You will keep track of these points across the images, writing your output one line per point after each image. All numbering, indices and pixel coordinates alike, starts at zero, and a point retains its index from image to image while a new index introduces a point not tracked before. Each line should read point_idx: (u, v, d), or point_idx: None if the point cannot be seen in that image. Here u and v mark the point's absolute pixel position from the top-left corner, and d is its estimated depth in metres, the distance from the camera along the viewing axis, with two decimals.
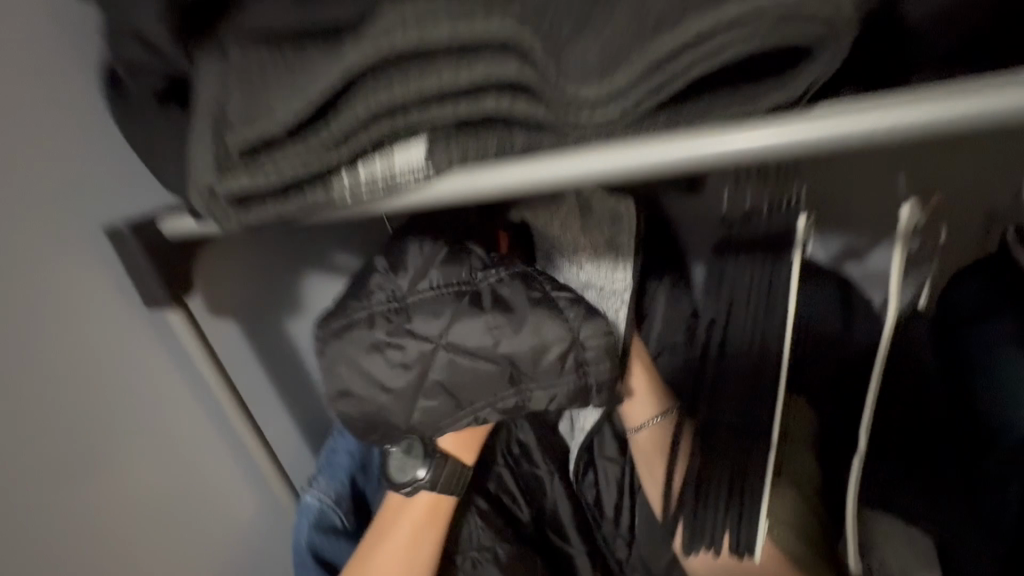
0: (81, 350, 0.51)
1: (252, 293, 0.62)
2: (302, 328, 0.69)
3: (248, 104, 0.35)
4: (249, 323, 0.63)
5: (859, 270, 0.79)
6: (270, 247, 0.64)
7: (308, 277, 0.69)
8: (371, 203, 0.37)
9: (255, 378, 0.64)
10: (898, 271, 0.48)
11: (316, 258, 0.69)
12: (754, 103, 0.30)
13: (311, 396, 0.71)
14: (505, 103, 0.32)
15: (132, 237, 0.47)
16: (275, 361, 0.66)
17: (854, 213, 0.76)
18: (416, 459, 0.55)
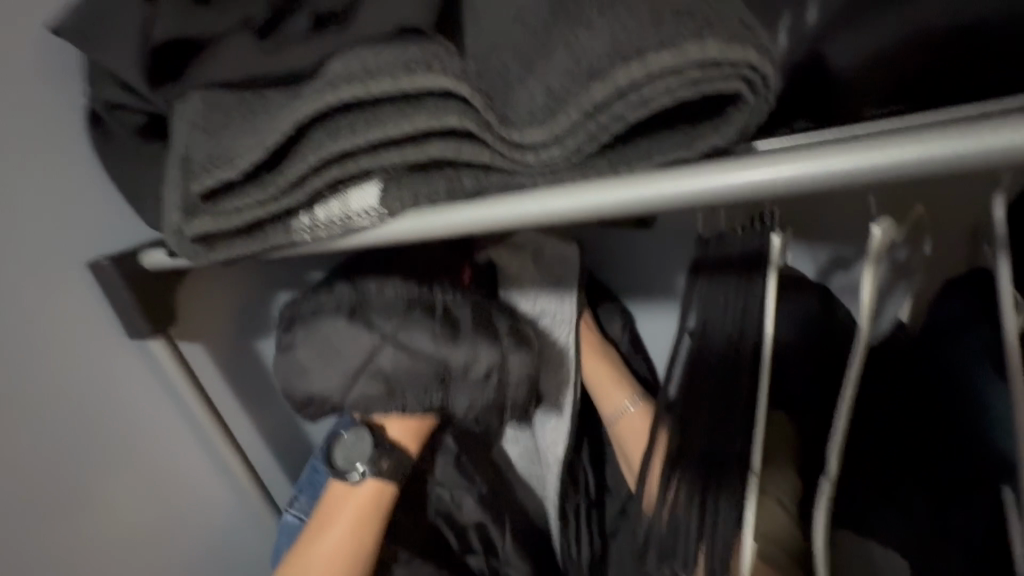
0: (67, 375, 0.53)
1: (231, 313, 0.65)
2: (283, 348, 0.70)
3: (211, 150, 0.37)
4: (224, 345, 0.64)
5: (843, 280, 0.79)
6: (246, 272, 0.65)
7: (284, 298, 0.69)
8: (331, 242, 0.39)
9: (235, 398, 0.66)
10: (869, 294, 0.49)
11: (298, 280, 0.70)
12: (689, 146, 0.31)
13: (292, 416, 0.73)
14: (450, 148, 0.33)
15: (115, 270, 0.49)
16: (257, 380, 0.68)
17: (836, 225, 0.76)
18: (364, 448, 0.57)
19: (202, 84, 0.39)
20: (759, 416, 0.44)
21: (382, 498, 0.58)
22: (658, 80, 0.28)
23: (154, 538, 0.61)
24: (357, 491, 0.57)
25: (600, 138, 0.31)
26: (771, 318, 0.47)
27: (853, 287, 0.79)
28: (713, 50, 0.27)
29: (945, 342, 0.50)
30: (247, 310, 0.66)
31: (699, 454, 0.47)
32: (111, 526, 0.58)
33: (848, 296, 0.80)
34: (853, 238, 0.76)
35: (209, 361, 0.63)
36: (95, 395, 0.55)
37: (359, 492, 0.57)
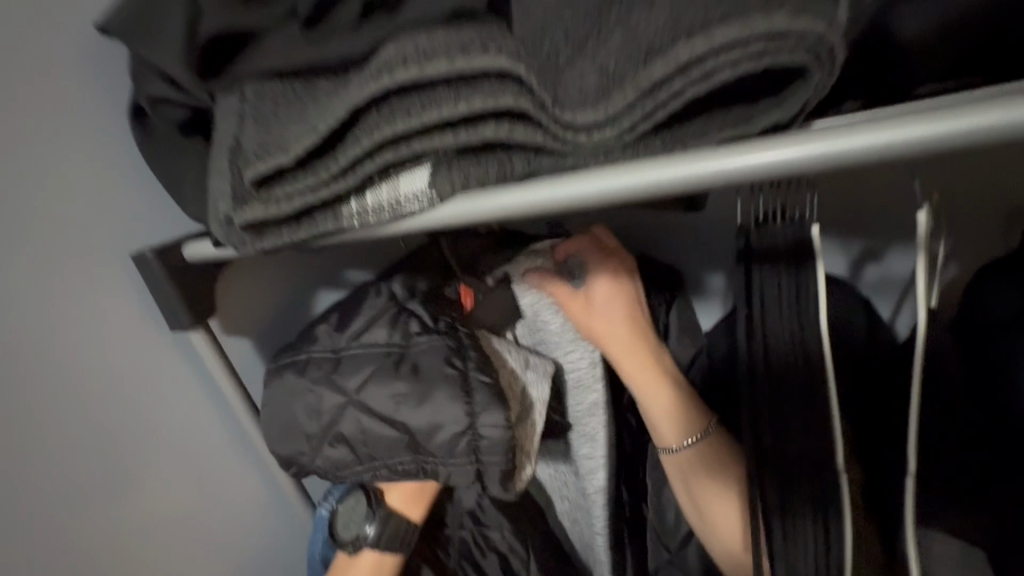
0: (110, 369, 0.54)
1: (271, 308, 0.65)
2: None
3: (263, 138, 0.37)
4: (263, 340, 0.65)
5: (875, 273, 0.78)
6: (285, 268, 0.66)
7: (320, 295, 0.71)
8: (379, 229, 0.39)
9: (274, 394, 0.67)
10: (923, 281, 0.49)
11: (330, 277, 0.71)
12: (749, 122, 0.30)
13: None
14: (503, 129, 0.33)
15: (158, 262, 0.50)
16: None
17: (868, 217, 0.75)
18: (360, 518, 0.61)
19: (249, 74, 0.40)
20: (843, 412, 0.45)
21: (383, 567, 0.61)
22: (721, 52, 0.28)
23: (193, 533, 0.62)
24: (356, 564, 0.60)
25: (657, 115, 0.31)
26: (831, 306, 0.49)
27: (886, 280, 0.77)
28: (780, 22, 0.26)
29: (997, 327, 0.49)
30: (284, 305, 0.67)
31: None
32: (152, 521, 0.58)
33: (881, 289, 0.78)
34: (887, 230, 0.75)
35: (246, 357, 0.63)
36: (136, 390, 0.56)
37: (358, 563, 0.60)
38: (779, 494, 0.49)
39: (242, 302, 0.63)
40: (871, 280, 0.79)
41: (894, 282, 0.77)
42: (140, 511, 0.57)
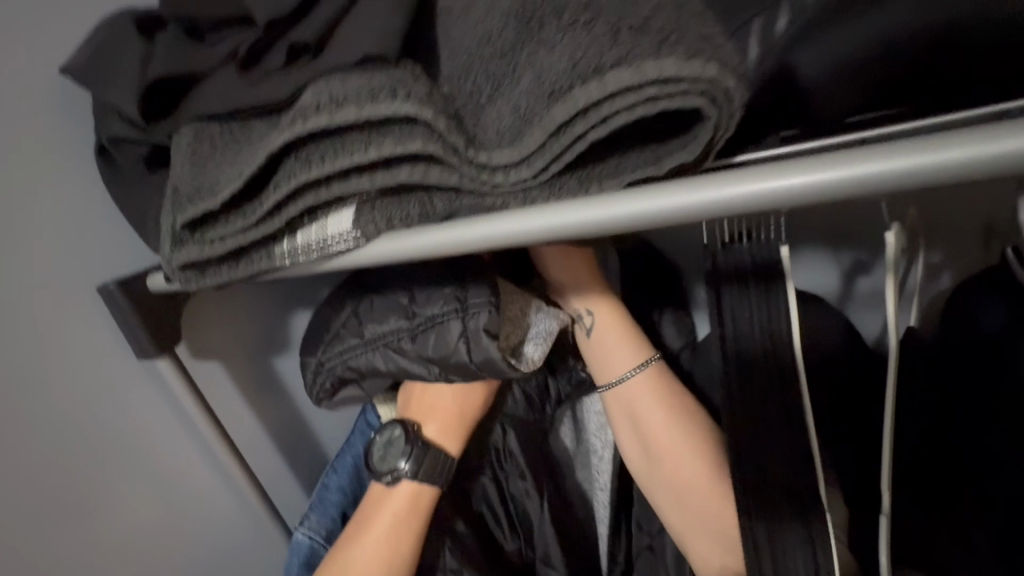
0: (81, 395, 0.55)
1: (239, 332, 0.67)
2: (290, 365, 0.72)
3: (197, 181, 0.38)
4: (236, 362, 0.66)
5: (866, 285, 0.76)
6: (257, 292, 0.67)
7: (296, 317, 0.72)
8: (313, 266, 0.39)
9: (245, 415, 0.68)
10: (892, 307, 0.48)
11: (307, 298, 0.73)
12: (658, 164, 0.30)
13: (300, 431, 0.75)
14: (418, 171, 0.33)
15: (123, 293, 0.52)
16: (268, 399, 0.70)
17: (857, 229, 0.73)
18: (401, 450, 0.58)
19: (190, 117, 0.41)
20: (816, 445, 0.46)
21: (416, 500, 0.56)
22: (616, 98, 0.28)
23: (163, 554, 0.63)
24: (391, 494, 0.57)
25: (565, 157, 0.31)
26: (797, 329, 0.49)
27: (878, 293, 0.75)
28: (668, 69, 0.26)
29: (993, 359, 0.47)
30: (261, 328, 0.69)
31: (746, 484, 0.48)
32: (125, 541, 0.60)
33: (874, 304, 0.76)
34: (877, 242, 0.73)
35: (219, 381, 0.65)
36: (107, 416, 0.57)
37: (394, 495, 0.57)
38: (755, 507, 0.48)
39: (217, 326, 0.64)
40: (864, 294, 0.76)
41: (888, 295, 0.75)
42: (112, 532, 0.59)
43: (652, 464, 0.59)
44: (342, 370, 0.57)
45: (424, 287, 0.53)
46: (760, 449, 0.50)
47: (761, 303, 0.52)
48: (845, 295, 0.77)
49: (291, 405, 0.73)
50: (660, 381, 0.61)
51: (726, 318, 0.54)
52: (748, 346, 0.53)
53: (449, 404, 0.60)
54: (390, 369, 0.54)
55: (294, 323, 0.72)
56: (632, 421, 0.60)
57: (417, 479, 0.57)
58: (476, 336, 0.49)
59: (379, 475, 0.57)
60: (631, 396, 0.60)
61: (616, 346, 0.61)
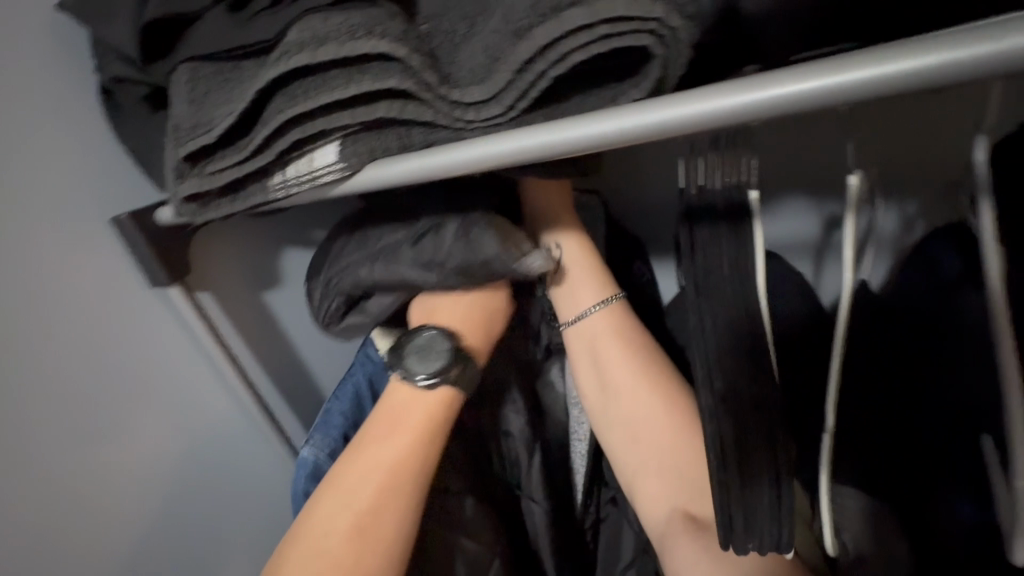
0: (102, 320, 0.61)
1: (232, 267, 0.71)
2: (283, 298, 0.78)
3: (194, 118, 0.41)
4: (230, 296, 0.71)
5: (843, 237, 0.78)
6: (246, 229, 0.71)
7: (286, 254, 0.77)
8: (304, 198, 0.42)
9: (243, 348, 0.72)
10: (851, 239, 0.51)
11: (300, 238, 0.78)
12: (615, 99, 0.33)
13: (295, 362, 0.81)
14: (396, 108, 0.36)
15: (134, 226, 0.56)
16: (264, 330, 0.76)
17: (836, 178, 0.75)
18: (437, 354, 0.60)
19: (183, 56, 0.43)
20: (762, 342, 0.51)
21: (442, 410, 0.59)
22: (573, 35, 0.30)
23: (182, 465, 0.70)
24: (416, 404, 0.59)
25: (531, 93, 0.33)
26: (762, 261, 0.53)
27: None
28: (620, 8, 0.29)
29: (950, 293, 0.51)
30: (253, 264, 0.73)
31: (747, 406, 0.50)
32: (148, 451, 0.67)
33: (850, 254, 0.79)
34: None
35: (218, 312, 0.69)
36: (122, 339, 0.63)
37: (428, 398, 0.59)
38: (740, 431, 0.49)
39: (215, 260, 0.69)
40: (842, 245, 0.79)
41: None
42: (136, 444, 0.65)
43: (608, 399, 0.62)
44: (348, 285, 0.61)
45: (419, 207, 0.59)
46: (728, 373, 0.51)
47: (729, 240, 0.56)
48: (823, 245, 0.79)
49: (288, 337, 0.79)
50: (621, 318, 0.65)
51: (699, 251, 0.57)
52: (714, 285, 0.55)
53: (471, 317, 0.63)
54: (390, 278, 0.58)
55: (288, 259, 0.77)
56: (593, 357, 0.64)
57: (450, 384, 0.59)
58: (470, 239, 0.54)
59: (413, 375, 0.59)
60: (593, 327, 0.65)
61: (581, 280, 0.66)
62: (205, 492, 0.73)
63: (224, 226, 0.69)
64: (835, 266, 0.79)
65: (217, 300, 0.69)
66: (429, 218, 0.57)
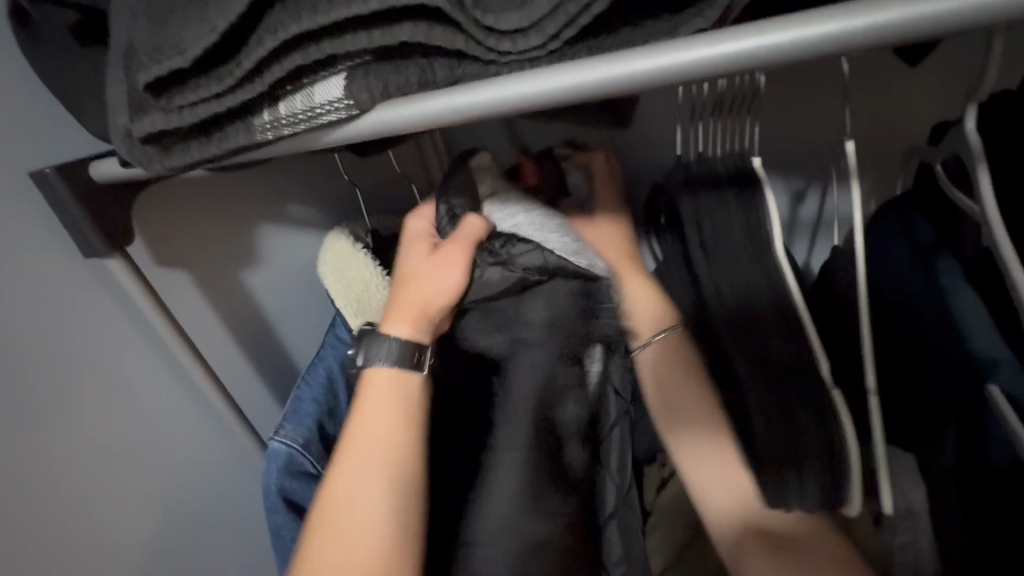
0: (20, 299, 0.51)
1: (200, 238, 0.66)
2: (261, 279, 0.73)
3: (154, 37, 0.33)
4: (200, 270, 0.66)
5: (807, 212, 0.82)
6: (215, 198, 0.67)
7: (264, 229, 0.73)
8: (294, 143, 0.37)
9: (217, 327, 0.68)
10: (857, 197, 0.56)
11: (274, 212, 0.74)
12: (673, 32, 0.31)
13: (273, 346, 0.75)
14: (421, 31, 0.31)
15: (61, 181, 0.47)
16: (241, 315, 0.71)
17: (804, 155, 0.79)
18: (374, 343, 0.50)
19: None
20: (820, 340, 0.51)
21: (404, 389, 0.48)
22: None
23: (120, 473, 0.60)
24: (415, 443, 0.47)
25: (582, 20, 0.30)
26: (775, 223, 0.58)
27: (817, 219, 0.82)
28: None
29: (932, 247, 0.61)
30: (224, 239, 0.68)
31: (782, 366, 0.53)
32: (77, 457, 0.56)
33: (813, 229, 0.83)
34: (815, 171, 0.80)
35: (183, 289, 0.65)
36: (44, 324, 0.53)
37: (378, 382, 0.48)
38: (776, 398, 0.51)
39: (178, 227, 0.64)
40: (804, 220, 0.83)
41: (824, 223, 0.82)
42: (62, 450, 0.55)
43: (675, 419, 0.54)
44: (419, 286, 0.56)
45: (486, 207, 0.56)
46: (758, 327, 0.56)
47: (740, 203, 0.60)
48: (790, 220, 0.83)
49: (267, 318, 0.74)
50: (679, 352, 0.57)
51: (703, 218, 0.62)
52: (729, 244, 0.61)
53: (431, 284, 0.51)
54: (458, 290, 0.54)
55: (265, 236, 0.73)
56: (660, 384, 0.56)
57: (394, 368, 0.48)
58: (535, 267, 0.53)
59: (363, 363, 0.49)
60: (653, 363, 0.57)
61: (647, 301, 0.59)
62: (150, 504, 0.63)
63: (183, 192, 0.64)
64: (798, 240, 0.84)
65: (190, 279, 0.65)
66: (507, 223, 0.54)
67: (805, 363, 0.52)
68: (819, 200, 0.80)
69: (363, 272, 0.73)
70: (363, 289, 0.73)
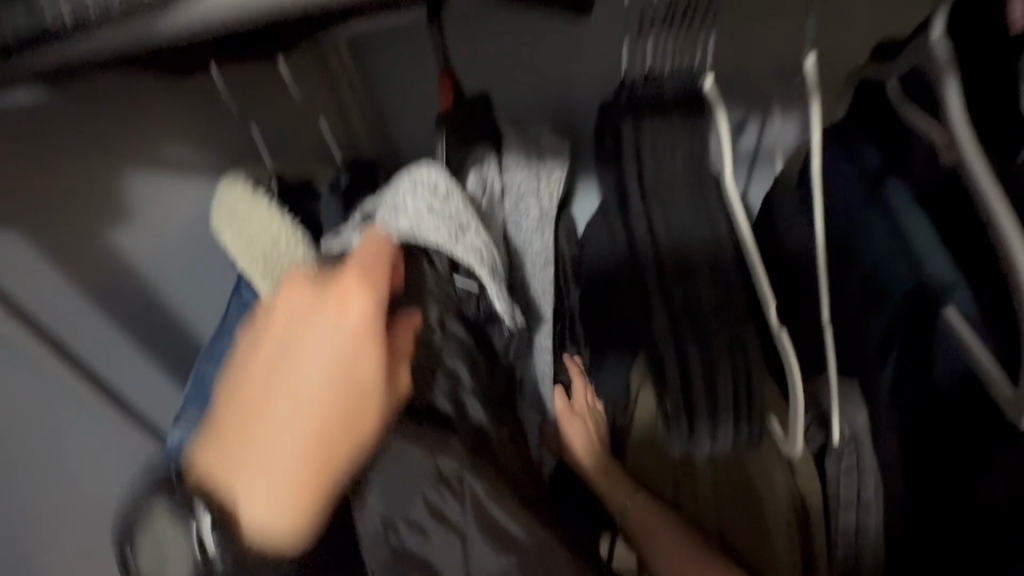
0: None
1: (42, 193, 0.53)
2: (132, 240, 0.60)
3: None
4: (49, 236, 0.54)
5: (743, 144, 0.79)
6: (54, 142, 0.54)
7: (131, 178, 0.60)
8: (106, 31, 0.34)
9: (76, 298, 0.57)
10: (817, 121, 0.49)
11: (145, 154, 0.61)
12: None
13: (159, 321, 0.65)
14: None
15: None
16: (111, 283, 0.59)
17: (746, 79, 0.75)
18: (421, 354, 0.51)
19: None
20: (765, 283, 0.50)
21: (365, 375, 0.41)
22: None
23: None
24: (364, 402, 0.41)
25: None
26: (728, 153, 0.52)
27: (752, 151, 0.79)
28: None
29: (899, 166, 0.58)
30: (80, 193, 0.56)
31: (717, 307, 0.52)
32: None
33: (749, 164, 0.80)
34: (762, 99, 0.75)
35: (30, 258, 0.53)
36: None
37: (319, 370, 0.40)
38: (709, 331, 0.51)
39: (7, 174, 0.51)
40: (742, 152, 0.79)
41: (762, 154, 0.79)
42: None
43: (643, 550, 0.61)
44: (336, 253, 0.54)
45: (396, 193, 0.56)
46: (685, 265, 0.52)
47: (687, 127, 0.55)
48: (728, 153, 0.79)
49: (148, 286, 0.62)
50: (648, 522, 0.60)
51: (644, 148, 0.55)
52: (669, 171, 0.55)
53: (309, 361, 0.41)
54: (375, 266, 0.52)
55: (132, 185, 0.60)
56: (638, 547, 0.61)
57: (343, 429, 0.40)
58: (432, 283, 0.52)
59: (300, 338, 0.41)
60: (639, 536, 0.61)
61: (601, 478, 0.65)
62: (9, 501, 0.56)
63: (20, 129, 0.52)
64: (739, 173, 0.80)
65: (31, 244, 0.53)
66: (427, 203, 0.53)
67: (737, 303, 0.52)
68: (759, 127, 0.76)
69: (267, 225, 0.61)
70: (269, 246, 0.61)
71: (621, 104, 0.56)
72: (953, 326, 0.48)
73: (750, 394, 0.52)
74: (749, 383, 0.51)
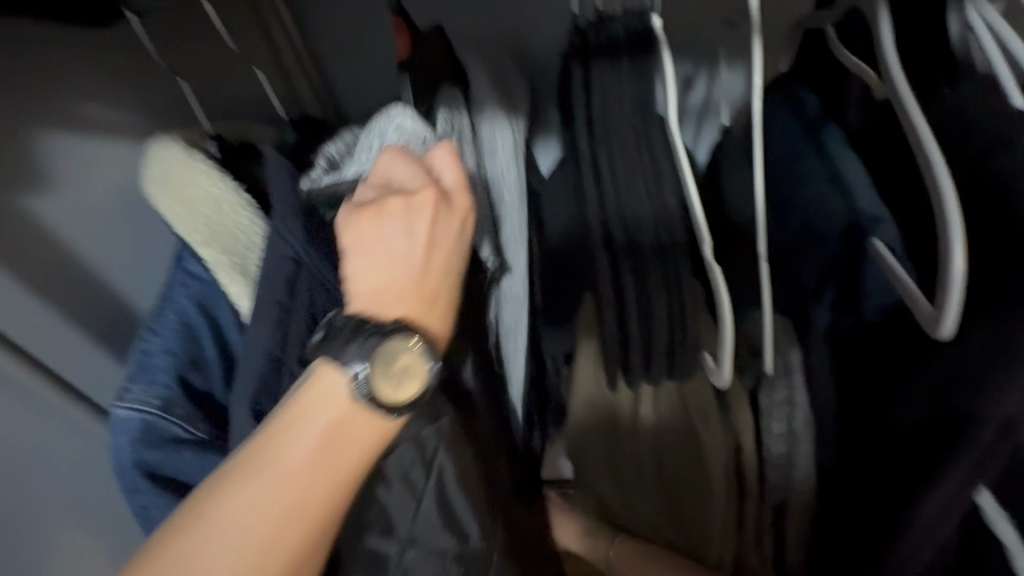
0: None
1: None
2: (58, 208, 0.55)
3: None
4: None
5: None
6: None
7: (49, 139, 0.55)
8: None
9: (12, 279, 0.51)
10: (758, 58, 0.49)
11: (61, 111, 0.56)
12: None
13: (97, 300, 0.60)
14: None
15: None
16: (47, 267, 0.54)
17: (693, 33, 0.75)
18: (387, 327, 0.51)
19: None
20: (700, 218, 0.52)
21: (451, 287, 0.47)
22: None
23: None
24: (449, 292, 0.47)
25: None
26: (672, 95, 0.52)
27: None
28: None
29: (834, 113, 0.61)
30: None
31: (664, 253, 0.54)
32: None
33: None
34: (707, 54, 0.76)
35: None
36: None
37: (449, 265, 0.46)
38: (644, 271, 0.54)
39: None
40: None
41: (711, 108, 0.75)
42: None
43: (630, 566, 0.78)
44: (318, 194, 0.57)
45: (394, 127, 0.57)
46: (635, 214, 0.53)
47: (635, 73, 0.54)
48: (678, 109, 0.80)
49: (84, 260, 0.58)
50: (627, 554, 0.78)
51: (594, 93, 0.54)
52: (618, 119, 0.54)
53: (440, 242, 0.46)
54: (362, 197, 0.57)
55: (51, 146, 0.55)
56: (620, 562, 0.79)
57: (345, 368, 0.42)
58: None
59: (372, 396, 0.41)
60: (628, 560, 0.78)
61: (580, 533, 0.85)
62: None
63: None
64: None
65: None
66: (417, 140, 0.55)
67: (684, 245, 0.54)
68: (708, 82, 0.74)
69: (209, 187, 0.59)
70: (213, 210, 0.59)
71: (573, 45, 0.56)
72: (885, 256, 0.51)
73: (680, 330, 0.55)
74: (683, 321, 0.54)
